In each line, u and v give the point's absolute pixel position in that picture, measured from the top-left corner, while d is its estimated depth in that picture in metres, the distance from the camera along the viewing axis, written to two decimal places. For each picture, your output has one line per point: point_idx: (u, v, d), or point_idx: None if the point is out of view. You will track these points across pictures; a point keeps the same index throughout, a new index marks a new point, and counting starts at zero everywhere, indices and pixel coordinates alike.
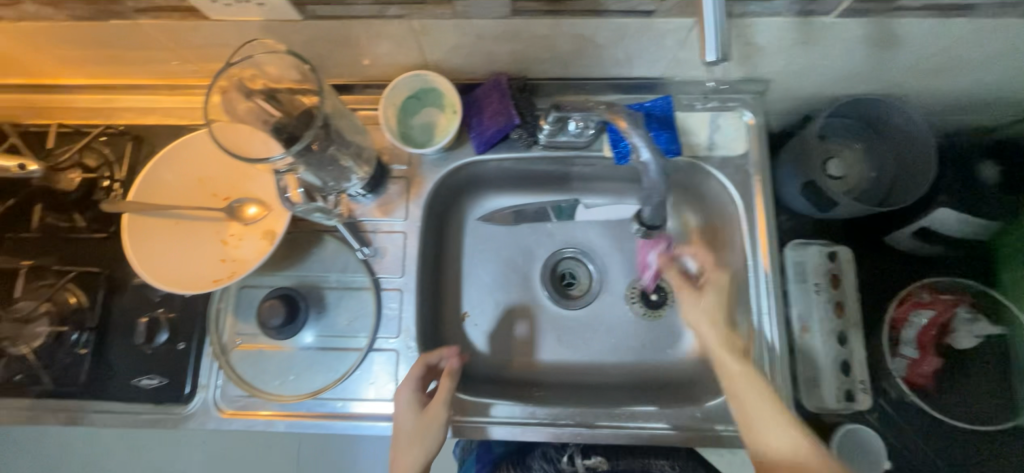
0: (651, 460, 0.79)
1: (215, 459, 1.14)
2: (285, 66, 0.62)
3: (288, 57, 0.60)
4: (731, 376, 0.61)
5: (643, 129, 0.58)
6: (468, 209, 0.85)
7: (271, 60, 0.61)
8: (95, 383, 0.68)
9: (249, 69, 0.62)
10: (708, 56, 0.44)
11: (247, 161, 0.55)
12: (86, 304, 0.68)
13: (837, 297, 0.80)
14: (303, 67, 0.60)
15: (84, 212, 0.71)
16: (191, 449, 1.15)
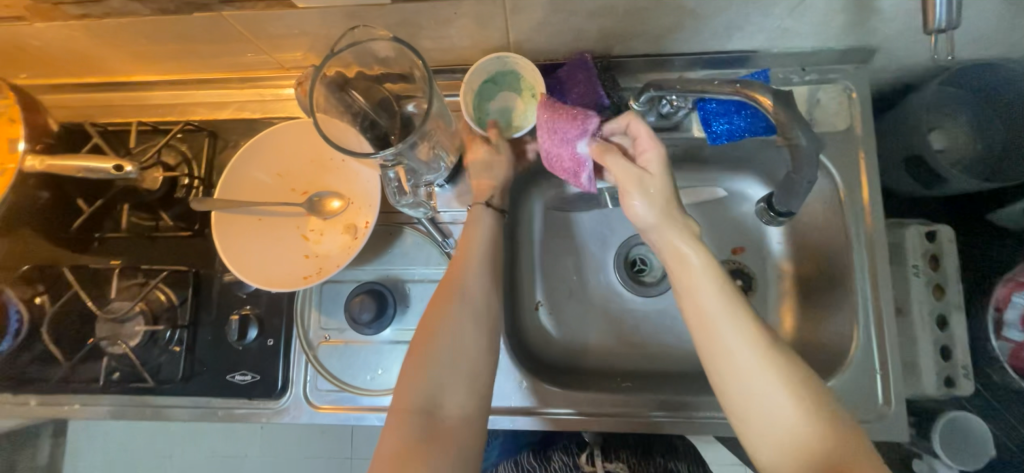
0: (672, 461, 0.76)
1: (282, 446, 1.18)
2: (382, 53, 0.59)
3: (393, 45, 0.58)
4: (703, 316, 0.52)
5: (784, 108, 0.52)
6: (538, 196, 0.83)
7: (370, 47, 0.58)
8: (191, 380, 0.69)
9: (347, 55, 0.58)
10: (934, 23, 0.48)
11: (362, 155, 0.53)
12: (178, 301, 0.70)
13: (937, 279, 0.76)
14: (409, 55, 0.58)
15: (169, 210, 0.72)
16: (258, 437, 1.19)
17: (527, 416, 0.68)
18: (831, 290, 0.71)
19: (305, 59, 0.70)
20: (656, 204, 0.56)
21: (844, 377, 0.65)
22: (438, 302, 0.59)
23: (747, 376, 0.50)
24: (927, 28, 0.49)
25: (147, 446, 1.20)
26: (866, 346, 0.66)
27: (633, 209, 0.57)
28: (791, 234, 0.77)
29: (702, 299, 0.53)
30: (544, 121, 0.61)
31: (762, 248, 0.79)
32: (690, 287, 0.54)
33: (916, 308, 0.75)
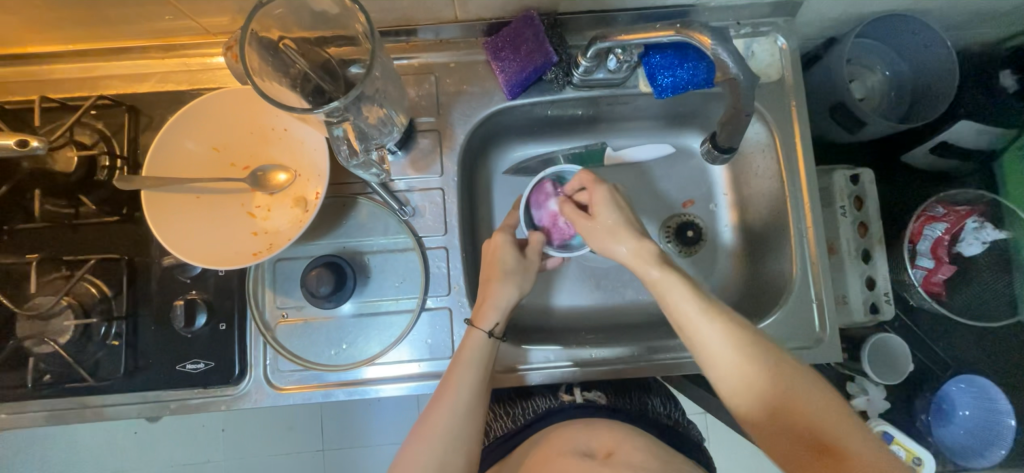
0: (648, 399, 0.75)
1: (244, 443, 1.13)
2: (318, 8, 0.57)
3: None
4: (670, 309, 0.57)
5: (727, 42, 0.55)
6: (495, 163, 0.83)
7: (304, 1, 0.56)
8: (136, 374, 0.64)
9: (279, 10, 0.56)
10: None
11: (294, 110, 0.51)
12: (111, 293, 0.64)
13: (861, 217, 0.83)
14: (347, 7, 0.55)
15: (90, 194, 0.65)
16: (217, 437, 1.13)
17: (497, 375, 0.69)
18: (771, 232, 0.77)
19: (234, 22, 0.65)
20: (611, 213, 0.62)
21: (785, 309, 0.71)
22: (424, 431, 0.57)
23: (704, 342, 0.54)
24: None
25: (92, 463, 1.11)
26: (804, 279, 0.71)
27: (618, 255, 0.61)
28: (735, 184, 0.82)
29: (674, 301, 0.56)
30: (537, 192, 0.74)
31: (709, 200, 0.84)
32: (663, 290, 0.57)
33: (845, 244, 0.82)
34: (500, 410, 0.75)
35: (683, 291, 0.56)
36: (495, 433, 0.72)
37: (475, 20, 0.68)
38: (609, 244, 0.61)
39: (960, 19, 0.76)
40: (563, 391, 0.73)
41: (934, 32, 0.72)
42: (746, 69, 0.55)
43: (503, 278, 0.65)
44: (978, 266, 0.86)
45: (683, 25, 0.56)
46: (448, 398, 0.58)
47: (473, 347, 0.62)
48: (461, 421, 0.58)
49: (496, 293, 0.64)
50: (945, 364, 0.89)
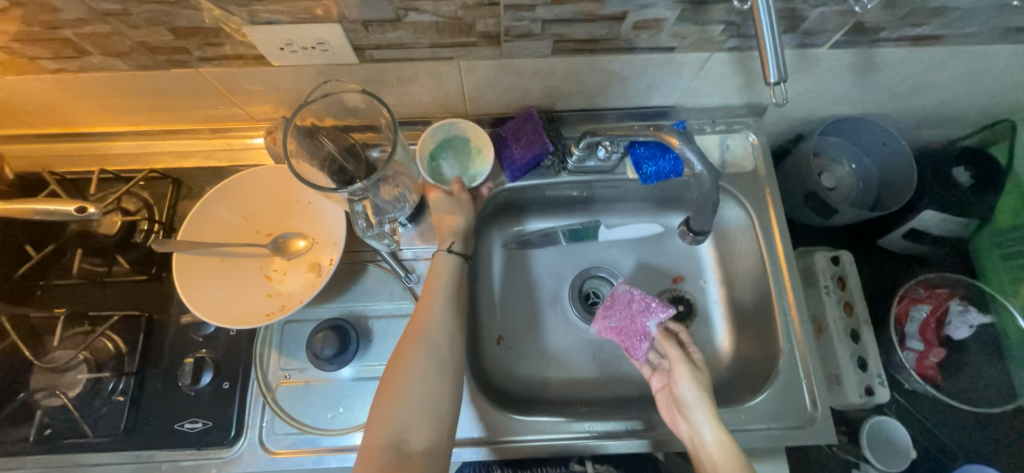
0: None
1: None
2: (348, 104, 0.66)
3: (360, 97, 0.65)
4: (710, 443, 0.63)
5: (693, 144, 0.63)
6: (495, 236, 0.90)
7: (338, 100, 0.65)
8: (135, 431, 0.65)
9: (317, 107, 0.65)
10: (770, 77, 0.47)
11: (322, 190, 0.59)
12: (125, 349, 0.67)
13: (845, 297, 0.87)
14: (373, 105, 0.65)
15: (126, 254, 0.71)
16: None
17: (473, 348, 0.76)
18: (759, 309, 0.80)
19: (276, 112, 0.76)
20: (692, 386, 0.66)
21: (776, 386, 0.72)
22: (404, 346, 0.63)
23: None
24: (766, 83, 0.47)
25: None
26: (792, 357, 0.73)
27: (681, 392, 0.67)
28: (722, 262, 0.87)
29: (718, 457, 0.62)
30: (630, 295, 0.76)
31: (698, 276, 0.88)
32: (698, 436, 0.64)
33: (832, 323, 0.84)
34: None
35: (724, 444, 0.62)
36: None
37: (483, 114, 0.79)
38: (684, 384, 0.67)
39: (912, 123, 0.86)
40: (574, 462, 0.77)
41: (888, 133, 0.82)
42: (710, 168, 0.64)
43: (454, 212, 0.75)
44: (970, 350, 0.87)
45: (656, 129, 0.65)
46: (426, 311, 0.66)
47: (444, 206, 0.75)
48: (435, 328, 0.65)
49: (451, 223, 0.74)
50: (949, 451, 0.87)
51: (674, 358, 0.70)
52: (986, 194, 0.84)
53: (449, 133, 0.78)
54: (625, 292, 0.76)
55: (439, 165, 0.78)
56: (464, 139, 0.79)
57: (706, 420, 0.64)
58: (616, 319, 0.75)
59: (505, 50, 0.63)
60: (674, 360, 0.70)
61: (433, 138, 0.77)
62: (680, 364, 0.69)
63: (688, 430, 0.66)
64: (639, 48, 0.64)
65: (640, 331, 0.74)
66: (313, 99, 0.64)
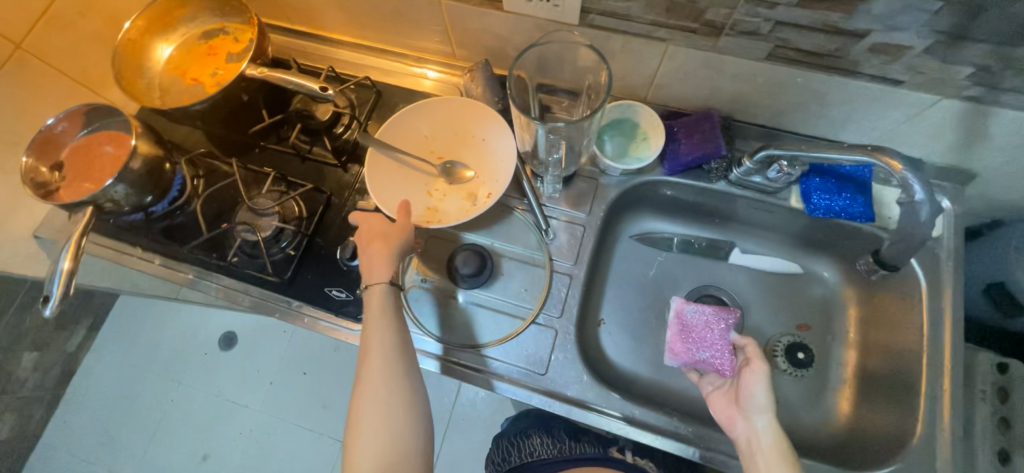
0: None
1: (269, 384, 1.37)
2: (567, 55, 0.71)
3: (584, 51, 0.68)
4: (761, 447, 0.63)
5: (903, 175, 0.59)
6: (627, 225, 0.91)
7: (561, 48, 0.69)
8: (294, 282, 0.77)
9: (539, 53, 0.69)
10: None
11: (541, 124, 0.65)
12: (307, 215, 0.80)
13: (1004, 412, 0.75)
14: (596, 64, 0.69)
15: (328, 141, 0.84)
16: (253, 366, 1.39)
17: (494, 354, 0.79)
18: (897, 383, 0.73)
19: (478, 55, 0.84)
20: (763, 392, 0.65)
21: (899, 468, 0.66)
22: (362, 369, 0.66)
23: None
24: None
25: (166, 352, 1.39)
26: (927, 444, 0.66)
27: (751, 392, 0.65)
28: (863, 324, 0.80)
29: (766, 463, 0.61)
30: (699, 323, 0.76)
31: (827, 331, 0.82)
32: (756, 438, 0.63)
33: (979, 432, 0.74)
34: (546, 440, 0.88)
35: (779, 449, 0.62)
36: (538, 455, 0.86)
37: (660, 105, 0.81)
38: (757, 387, 0.65)
39: None
40: (614, 448, 0.84)
41: None
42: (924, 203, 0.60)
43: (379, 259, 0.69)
44: None
45: (875, 148, 0.60)
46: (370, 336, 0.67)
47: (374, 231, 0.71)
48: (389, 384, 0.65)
49: (379, 252, 0.69)
50: None
51: (751, 357, 0.68)
52: None
53: (624, 114, 0.81)
54: (695, 318, 0.76)
55: (603, 141, 0.81)
56: (636, 125, 0.81)
57: (766, 425, 0.63)
58: (701, 351, 0.74)
59: (720, 43, 0.64)
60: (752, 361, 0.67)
61: (606, 115, 0.81)
62: (759, 362, 0.67)
63: (743, 430, 0.65)
64: (861, 73, 0.62)
65: (715, 342, 0.74)
66: (548, 41, 0.68)
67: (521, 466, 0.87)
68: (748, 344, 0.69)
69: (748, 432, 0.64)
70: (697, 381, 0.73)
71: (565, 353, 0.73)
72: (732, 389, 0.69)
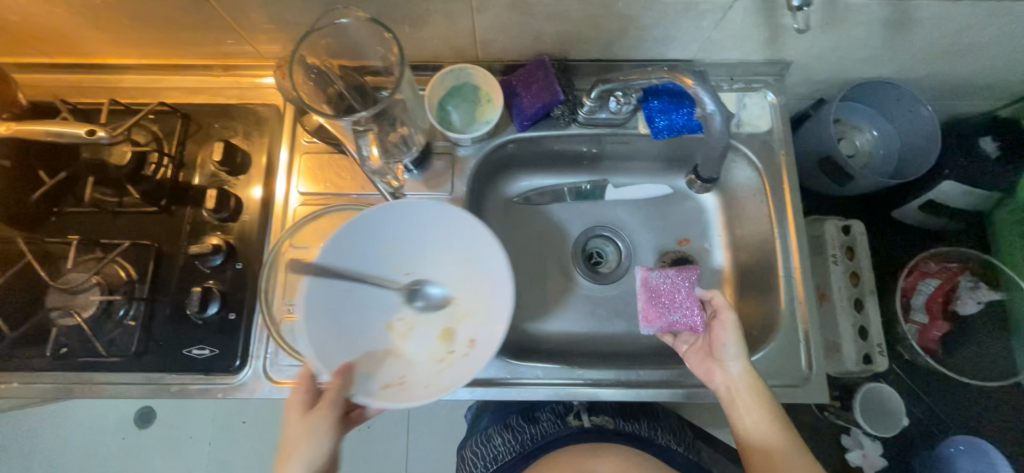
0: (657, 427, 0.85)
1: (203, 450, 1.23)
2: (360, 37, 0.65)
3: (370, 28, 0.63)
4: (739, 390, 0.65)
5: (705, 83, 0.62)
6: (502, 189, 0.89)
7: (349, 31, 0.64)
8: (144, 355, 0.68)
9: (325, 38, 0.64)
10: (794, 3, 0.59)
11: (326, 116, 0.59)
12: (137, 277, 0.69)
13: (852, 267, 0.85)
14: (386, 40, 0.64)
15: (136, 186, 0.72)
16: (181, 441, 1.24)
17: None
18: (762, 271, 0.79)
19: (284, 49, 0.74)
20: (734, 338, 0.66)
21: (773, 349, 0.72)
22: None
23: (757, 416, 0.63)
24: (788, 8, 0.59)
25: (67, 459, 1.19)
26: (791, 318, 0.74)
27: (724, 341, 0.66)
28: (728, 225, 0.86)
29: (744, 406, 0.64)
30: (664, 285, 0.77)
31: (703, 240, 0.88)
32: (733, 383, 0.66)
33: (837, 291, 0.83)
34: (507, 436, 0.84)
35: (756, 385, 0.64)
36: (501, 456, 0.82)
37: (495, 61, 0.77)
38: (729, 336, 0.66)
39: (942, 91, 0.82)
40: (571, 416, 0.83)
41: (915, 99, 0.78)
42: (721, 108, 0.63)
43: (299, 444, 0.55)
44: (974, 326, 0.86)
45: (671, 68, 0.63)
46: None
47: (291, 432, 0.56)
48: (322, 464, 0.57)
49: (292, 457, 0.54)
50: (945, 425, 0.86)
51: (720, 306, 0.68)
52: None
53: (460, 80, 0.77)
54: (659, 281, 0.77)
55: (447, 112, 0.77)
56: (476, 88, 0.77)
57: (740, 367, 0.65)
58: (674, 313, 0.74)
59: None
60: (721, 310, 0.67)
61: (443, 85, 0.76)
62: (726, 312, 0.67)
63: (722, 379, 0.67)
64: None
65: (682, 303, 0.74)
66: (319, 29, 0.62)
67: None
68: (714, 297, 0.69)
69: (727, 379, 0.66)
70: (670, 341, 0.74)
71: None
72: (706, 341, 0.70)
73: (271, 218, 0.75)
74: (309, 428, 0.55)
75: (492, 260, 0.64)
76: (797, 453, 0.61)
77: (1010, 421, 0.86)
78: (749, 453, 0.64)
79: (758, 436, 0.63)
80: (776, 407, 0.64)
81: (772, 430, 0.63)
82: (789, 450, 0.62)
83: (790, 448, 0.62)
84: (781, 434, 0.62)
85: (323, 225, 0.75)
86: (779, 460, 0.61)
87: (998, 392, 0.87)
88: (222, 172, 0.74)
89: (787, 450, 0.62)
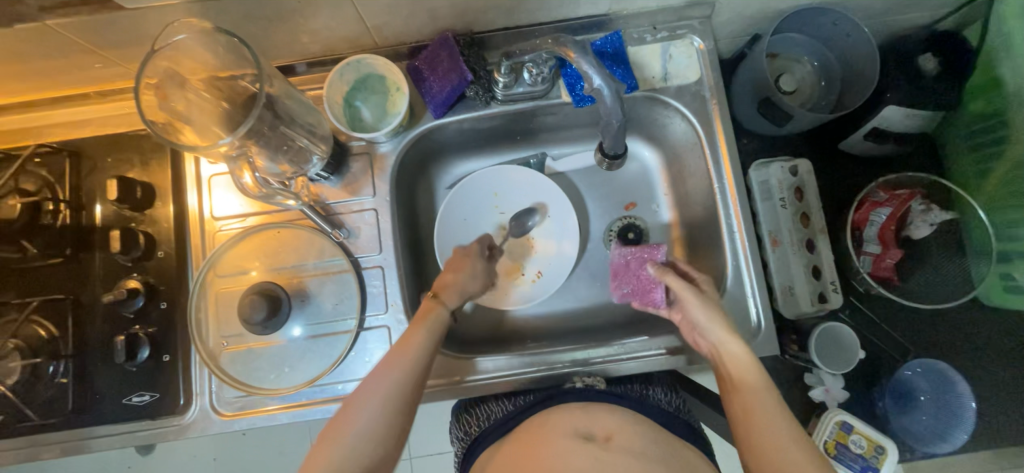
0: (648, 386, 0.72)
1: None
2: (221, 49, 0.59)
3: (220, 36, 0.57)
4: (734, 357, 0.60)
5: (592, 56, 0.57)
6: (436, 178, 0.85)
7: (204, 44, 0.59)
8: (83, 410, 0.66)
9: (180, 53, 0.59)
10: None
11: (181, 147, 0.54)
12: (58, 334, 0.67)
13: (802, 208, 0.83)
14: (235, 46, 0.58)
15: (34, 239, 0.67)
16: None
17: (458, 383, 0.71)
18: (709, 227, 0.77)
19: None
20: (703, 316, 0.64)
21: (721, 309, 0.71)
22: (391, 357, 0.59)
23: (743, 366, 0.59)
24: None
25: None
26: (738, 275, 0.72)
27: (695, 316, 0.64)
28: (673, 183, 0.84)
29: (736, 366, 0.60)
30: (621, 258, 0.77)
31: (650, 201, 0.85)
32: (703, 321, 0.63)
33: (787, 235, 0.81)
34: (502, 396, 0.73)
35: (743, 355, 0.60)
36: (495, 415, 0.71)
37: (396, 46, 0.71)
38: (696, 309, 0.64)
39: (878, 9, 0.76)
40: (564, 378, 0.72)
41: (850, 22, 0.73)
42: (611, 80, 0.57)
43: (463, 266, 0.71)
44: (928, 248, 0.86)
45: (555, 40, 0.59)
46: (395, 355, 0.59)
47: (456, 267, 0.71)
48: (397, 387, 0.56)
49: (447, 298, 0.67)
50: (904, 349, 0.87)
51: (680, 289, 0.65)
52: (954, 81, 0.78)
53: (361, 71, 0.70)
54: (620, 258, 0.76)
55: (356, 109, 0.72)
56: (382, 78, 0.71)
57: (708, 308, 0.63)
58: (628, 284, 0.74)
59: None
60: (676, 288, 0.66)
61: (343, 80, 0.69)
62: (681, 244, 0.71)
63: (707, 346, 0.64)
64: None
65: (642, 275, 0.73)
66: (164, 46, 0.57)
67: (480, 436, 0.70)
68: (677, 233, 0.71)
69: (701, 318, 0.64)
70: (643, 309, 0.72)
71: None
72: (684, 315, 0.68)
73: (191, 249, 0.72)
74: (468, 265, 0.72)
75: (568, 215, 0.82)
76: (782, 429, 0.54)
77: (967, 337, 0.88)
78: (726, 400, 0.59)
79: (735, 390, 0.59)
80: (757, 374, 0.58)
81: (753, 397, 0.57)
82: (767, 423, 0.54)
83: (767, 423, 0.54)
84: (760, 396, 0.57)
85: (247, 249, 0.71)
86: (767, 439, 0.53)
87: (953, 310, 0.88)
88: (125, 209, 0.70)
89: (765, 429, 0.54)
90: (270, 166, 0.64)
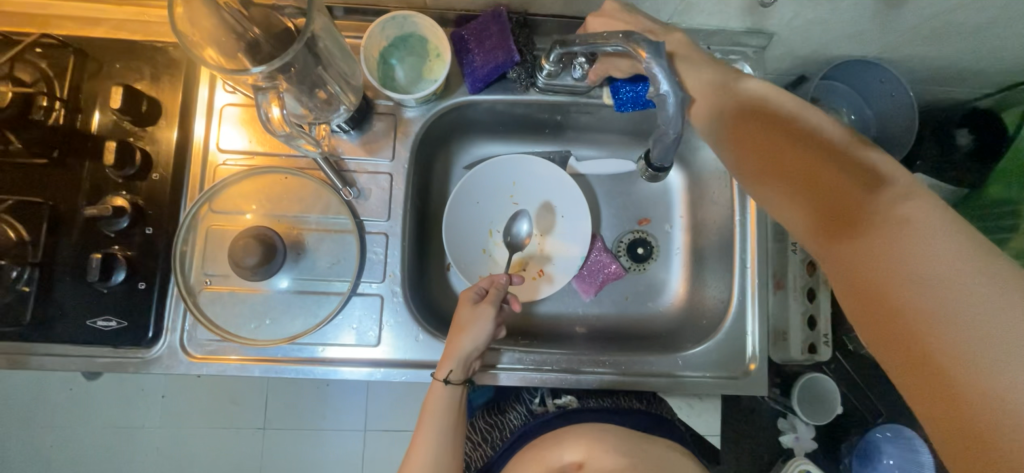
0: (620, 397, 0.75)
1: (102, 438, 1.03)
2: None
3: None
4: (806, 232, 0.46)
5: (664, 59, 0.52)
6: (456, 154, 0.82)
7: None
8: (42, 325, 0.62)
9: None
10: None
11: (221, 70, 0.49)
12: (28, 238, 0.62)
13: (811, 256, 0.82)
14: None
15: (18, 132, 0.62)
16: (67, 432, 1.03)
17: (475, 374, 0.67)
18: (721, 255, 0.77)
19: None
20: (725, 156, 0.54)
21: (718, 340, 0.71)
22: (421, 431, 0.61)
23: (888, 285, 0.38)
24: None
25: None
26: (740, 309, 0.72)
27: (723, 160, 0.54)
28: (691, 207, 0.83)
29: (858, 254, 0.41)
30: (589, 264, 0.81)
31: (665, 221, 0.84)
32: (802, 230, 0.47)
33: (792, 280, 0.81)
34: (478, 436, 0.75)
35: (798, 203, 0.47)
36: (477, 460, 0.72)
37: (446, 10, 0.68)
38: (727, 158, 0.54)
39: (924, 75, 0.77)
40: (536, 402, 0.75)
41: (898, 83, 0.73)
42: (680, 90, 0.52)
43: (470, 326, 0.63)
44: None
45: (627, 35, 0.53)
46: (428, 425, 0.61)
47: (461, 320, 0.63)
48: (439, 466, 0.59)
49: (458, 342, 0.62)
50: (876, 412, 0.89)
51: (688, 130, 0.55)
52: (981, 161, 0.79)
53: (404, 29, 0.67)
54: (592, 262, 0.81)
55: (390, 67, 0.68)
56: (424, 39, 0.68)
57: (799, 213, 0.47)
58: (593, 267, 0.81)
59: None
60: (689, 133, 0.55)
61: (383, 33, 0.65)
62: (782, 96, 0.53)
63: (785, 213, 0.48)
64: None
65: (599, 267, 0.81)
66: None
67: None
68: (764, 86, 0.54)
69: (802, 161, 0.48)
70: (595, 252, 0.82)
71: (397, 317, 0.67)
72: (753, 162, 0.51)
73: (189, 178, 0.68)
74: (480, 312, 0.64)
75: (579, 219, 0.80)
76: (999, 342, 0.33)
77: None
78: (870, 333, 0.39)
79: (845, 256, 0.42)
80: (980, 263, 0.36)
81: (942, 286, 0.36)
82: (964, 329, 0.34)
83: (950, 341, 0.34)
84: (948, 284, 0.36)
85: (248, 188, 0.68)
86: (930, 306, 0.36)
87: None
88: (125, 121, 0.65)
89: (968, 345, 0.34)
90: (291, 104, 0.59)
